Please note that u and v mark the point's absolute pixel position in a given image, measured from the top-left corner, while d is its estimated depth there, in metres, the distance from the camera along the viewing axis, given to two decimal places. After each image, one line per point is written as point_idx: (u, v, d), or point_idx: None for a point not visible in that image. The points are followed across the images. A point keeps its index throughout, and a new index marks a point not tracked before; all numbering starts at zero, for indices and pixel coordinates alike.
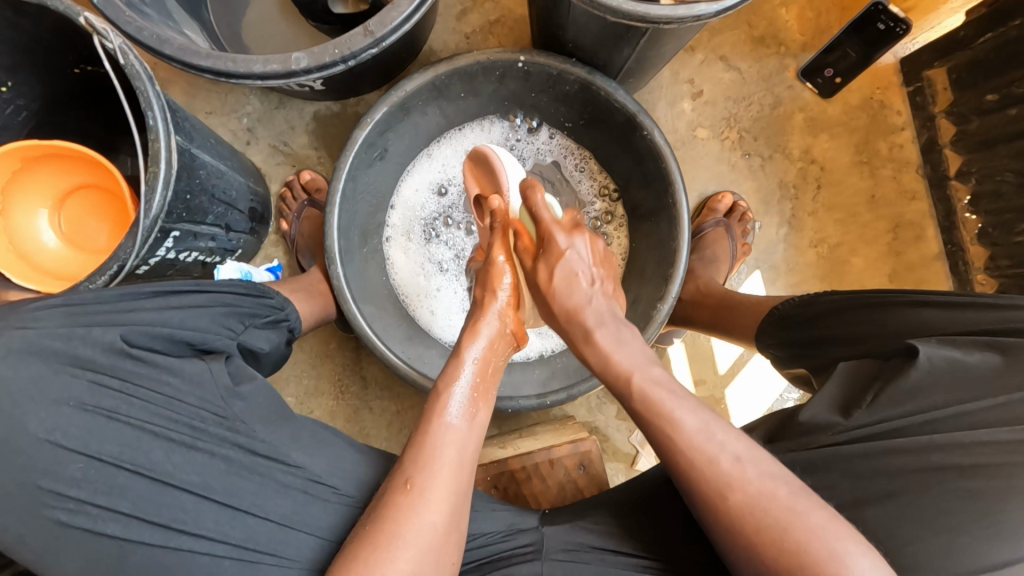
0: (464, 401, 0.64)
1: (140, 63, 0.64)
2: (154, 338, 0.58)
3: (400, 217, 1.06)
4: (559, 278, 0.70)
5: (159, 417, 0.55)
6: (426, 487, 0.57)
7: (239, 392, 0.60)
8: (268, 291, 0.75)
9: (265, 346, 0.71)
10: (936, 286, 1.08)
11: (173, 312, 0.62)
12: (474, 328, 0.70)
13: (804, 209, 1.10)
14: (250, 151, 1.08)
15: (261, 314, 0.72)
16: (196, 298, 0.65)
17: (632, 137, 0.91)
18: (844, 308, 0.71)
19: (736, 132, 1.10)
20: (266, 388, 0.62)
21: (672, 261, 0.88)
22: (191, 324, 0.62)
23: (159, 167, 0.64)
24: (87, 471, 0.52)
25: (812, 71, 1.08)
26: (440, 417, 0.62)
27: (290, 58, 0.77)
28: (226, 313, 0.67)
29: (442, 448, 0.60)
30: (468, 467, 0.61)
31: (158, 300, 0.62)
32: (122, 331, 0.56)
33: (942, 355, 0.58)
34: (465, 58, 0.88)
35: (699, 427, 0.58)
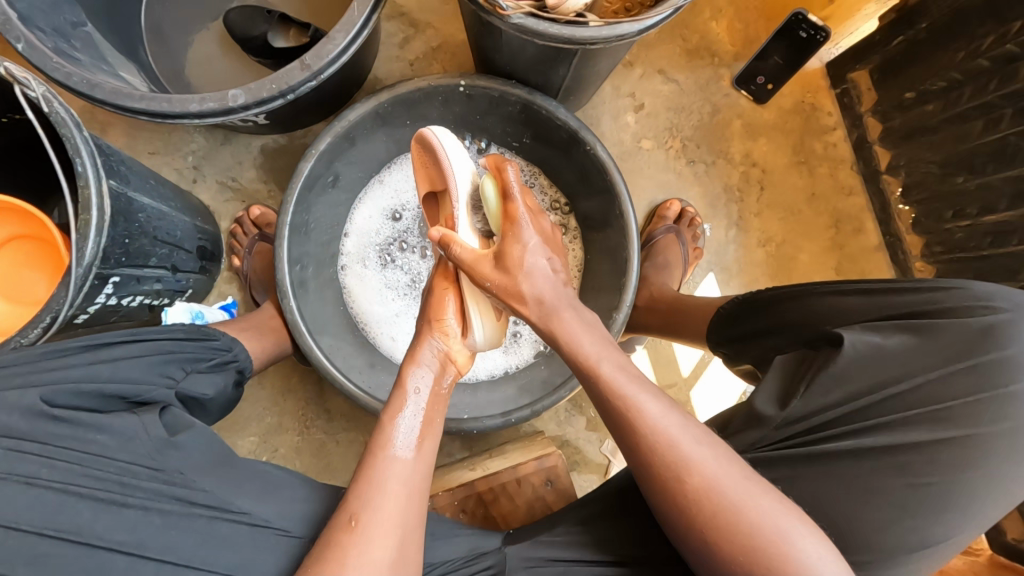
0: (406, 432, 0.65)
1: (66, 110, 0.62)
2: (78, 396, 0.56)
3: (354, 244, 1.05)
4: (523, 279, 0.65)
5: (86, 478, 0.53)
6: (369, 520, 0.56)
7: (175, 442, 0.57)
8: (212, 333, 0.74)
9: (210, 390, 0.69)
10: (879, 276, 1.13)
11: (104, 365, 0.60)
12: (415, 359, 0.72)
13: (750, 210, 1.13)
14: (198, 189, 1.06)
15: (205, 358, 0.71)
16: (131, 348, 0.64)
17: (577, 152, 0.93)
18: (775, 298, 0.73)
19: (680, 142, 1.13)
20: (205, 434, 0.60)
21: (625, 269, 0.89)
22: (123, 377, 0.61)
23: (90, 214, 0.63)
24: (5, 542, 0.49)
25: (745, 79, 1.12)
26: (385, 451, 0.63)
27: (226, 96, 0.77)
28: (164, 360, 0.65)
29: (388, 480, 0.60)
30: (421, 495, 0.61)
31: (86, 354, 0.61)
32: (42, 392, 0.55)
33: (866, 341, 0.61)
34: (407, 86, 0.89)
35: (683, 453, 0.56)
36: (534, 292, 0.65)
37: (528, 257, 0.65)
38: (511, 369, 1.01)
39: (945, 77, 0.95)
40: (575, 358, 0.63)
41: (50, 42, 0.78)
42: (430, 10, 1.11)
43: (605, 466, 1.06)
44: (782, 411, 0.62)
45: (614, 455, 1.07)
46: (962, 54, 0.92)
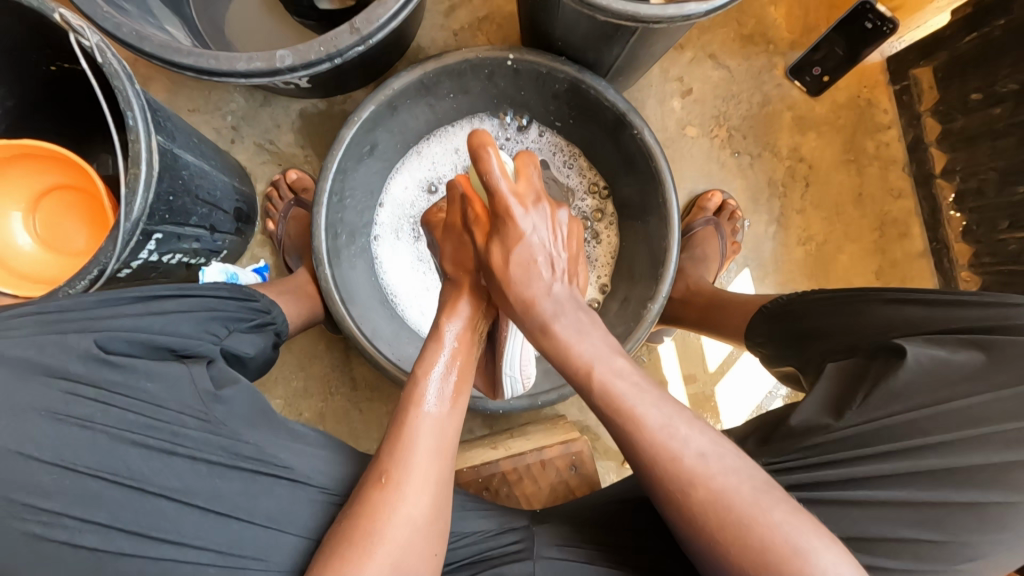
0: (440, 390, 0.65)
1: (119, 61, 0.62)
2: (130, 344, 0.57)
3: (389, 215, 1.04)
4: (517, 264, 0.63)
5: (139, 425, 0.54)
6: (401, 482, 0.57)
7: (222, 396, 0.59)
8: (254, 294, 0.74)
9: (250, 350, 0.70)
10: (921, 283, 1.09)
11: (153, 318, 0.61)
12: (453, 309, 0.69)
13: (793, 207, 1.10)
14: (235, 149, 1.06)
15: (245, 318, 0.71)
16: (180, 302, 0.64)
17: (622, 137, 0.91)
18: (829, 304, 0.72)
19: (726, 131, 1.10)
20: (251, 391, 0.61)
21: (663, 259, 0.88)
22: (172, 331, 0.61)
23: (140, 168, 0.62)
24: (62, 482, 0.50)
25: (800, 69, 1.08)
26: (416, 407, 0.63)
27: (274, 56, 0.76)
28: (209, 318, 0.66)
29: (419, 439, 0.61)
30: (448, 454, 0.62)
31: (139, 304, 0.61)
32: (97, 337, 0.55)
33: (929, 354, 0.59)
34: (454, 57, 0.87)
35: (698, 459, 0.56)
36: (529, 293, 0.64)
37: (529, 232, 0.63)
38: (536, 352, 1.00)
39: (1019, 79, 0.90)
40: (572, 362, 0.63)
41: None
42: None
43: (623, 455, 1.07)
44: (836, 418, 0.60)
45: None
46: None
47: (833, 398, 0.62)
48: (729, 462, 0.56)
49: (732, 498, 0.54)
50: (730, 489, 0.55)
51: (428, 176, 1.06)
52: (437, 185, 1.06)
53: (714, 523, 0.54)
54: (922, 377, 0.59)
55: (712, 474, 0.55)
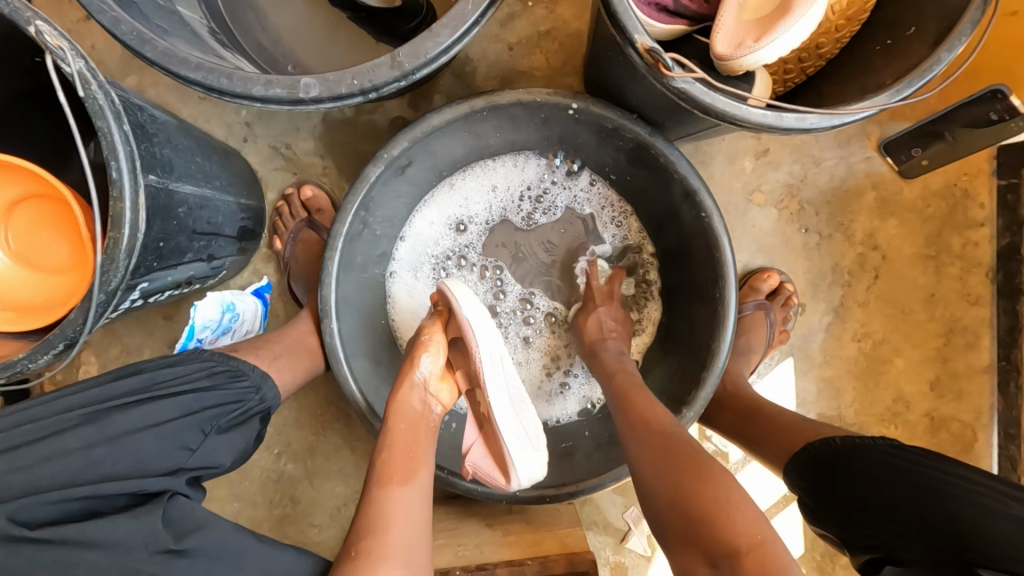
0: (404, 458, 0.66)
1: (106, 95, 0.50)
2: (67, 500, 0.49)
3: (408, 251, 0.93)
4: (593, 324, 0.85)
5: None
6: (372, 547, 0.57)
7: (182, 549, 0.49)
8: (227, 378, 0.64)
9: (227, 460, 0.61)
10: (978, 401, 1.00)
11: (104, 450, 0.53)
12: (408, 377, 0.74)
13: (856, 298, 0.99)
14: (247, 149, 0.94)
15: (227, 411, 0.62)
16: (144, 411, 0.57)
17: (685, 212, 0.79)
18: (900, 478, 0.65)
19: (797, 203, 0.97)
20: (216, 535, 0.51)
21: (706, 361, 0.77)
22: (127, 466, 0.53)
23: (121, 232, 0.51)
24: None
25: (896, 145, 0.94)
26: (382, 483, 0.63)
27: (298, 84, 0.63)
28: (173, 429, 0.57)
29: (391, 509, 0.61)
30: (422, 521, 0.62)
31: (87, 431, 0.54)
32: (20, 506, 0.48)
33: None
34: (508, 96, 0.74)
35: (719, 476, 0.58)
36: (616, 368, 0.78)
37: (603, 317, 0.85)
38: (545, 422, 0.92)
39: None
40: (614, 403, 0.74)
41: None
42: None
43: (623, 533, 1.02)
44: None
45: (636, 525, 1.02)
46: None
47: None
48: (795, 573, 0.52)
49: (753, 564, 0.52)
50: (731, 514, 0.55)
51: (459, 212, 0.93)
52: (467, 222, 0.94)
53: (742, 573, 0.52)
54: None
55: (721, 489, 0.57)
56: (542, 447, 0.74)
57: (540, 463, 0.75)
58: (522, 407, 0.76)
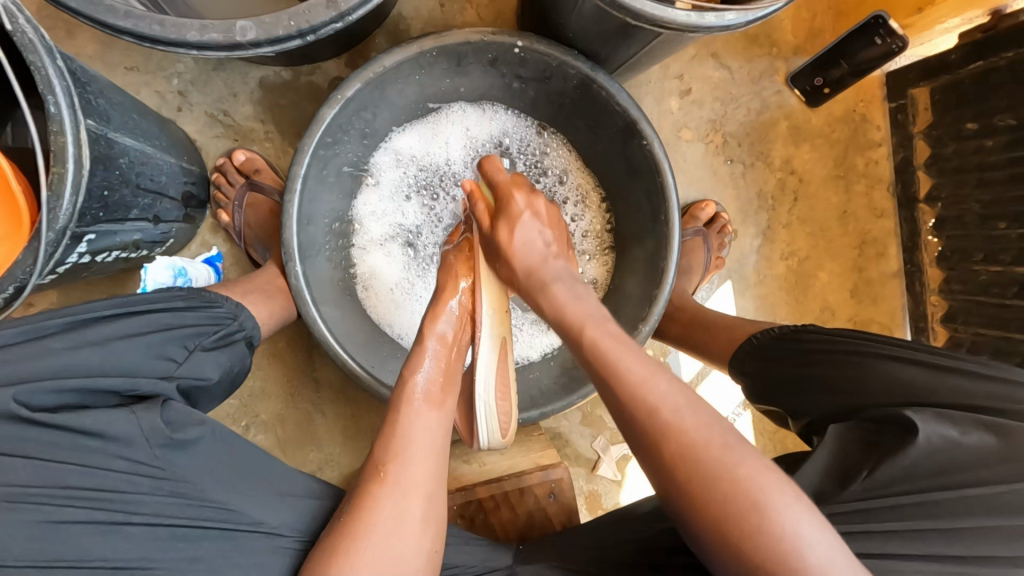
0: (430, 384, 0.66)
1: (35, 29, 0.50)
2: (59, 394, 0.51)
3: (370, 195, 0.95)
4: (519, 240, 0.68)
5: (81, 474, 0.49)
6: (399, 475, 0.59)
7: (177, 441, 0.53)
8: (211, 301, 0.66)
9: (214, 373, 0.62)
10: (891, 304, 1.11)
11: (90, 352, 0.54)
12: (434, 312, 0.70)
13: (780, 220, 1.08)
14: (183, 118, 0.93)
15: (208, 331, 0.64)
16: (125, 322, 0.58)
17: (628, 145, 0.85)
18: (825, 349, 0.68)
19: (721, 136, 1.06)
20: (211, 432, 0.56)
21: (658, 279, 0.84)
22: (115, 365, 0.55)
23: (65, 169, 0.51)
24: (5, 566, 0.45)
25: (802, 77, 1.04)
26: (408, 404, 0.64)
27: (233, 27, 0.64)
28: (162, 339, 0.59)
29: (410, 437, 0.62)
30: (441, 451, 0.63)
31: (70, 335, 0.54)
32: (18, 393, 0.48)
33: (941, 433, 0.55)
34: (455, 36, 0.77)
35: (721, 444, 0.51)
36: (528, 258, 0.68)
37: (525, 219, 0.68)
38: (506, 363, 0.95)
39: None
40: (564, 323, 0.62)
41: None
42: None
43: (594, 462, 1.07)
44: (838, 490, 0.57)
45: (605, 452, 1.07)
46: None
47: (827, 474, 0.59)
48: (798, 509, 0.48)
49: (756, 485, 0.48)
50: (752, 477, 0.49)
51: (408, 168, 0.96)
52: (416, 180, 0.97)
53: (747, 509, 0.48)
54: (929, 456, 0.55)
55: (736, 455, 0.50)
56: (509, 432, 0.76)
57: (503, 442, 0.78)
58: (504, 404, 0.74)
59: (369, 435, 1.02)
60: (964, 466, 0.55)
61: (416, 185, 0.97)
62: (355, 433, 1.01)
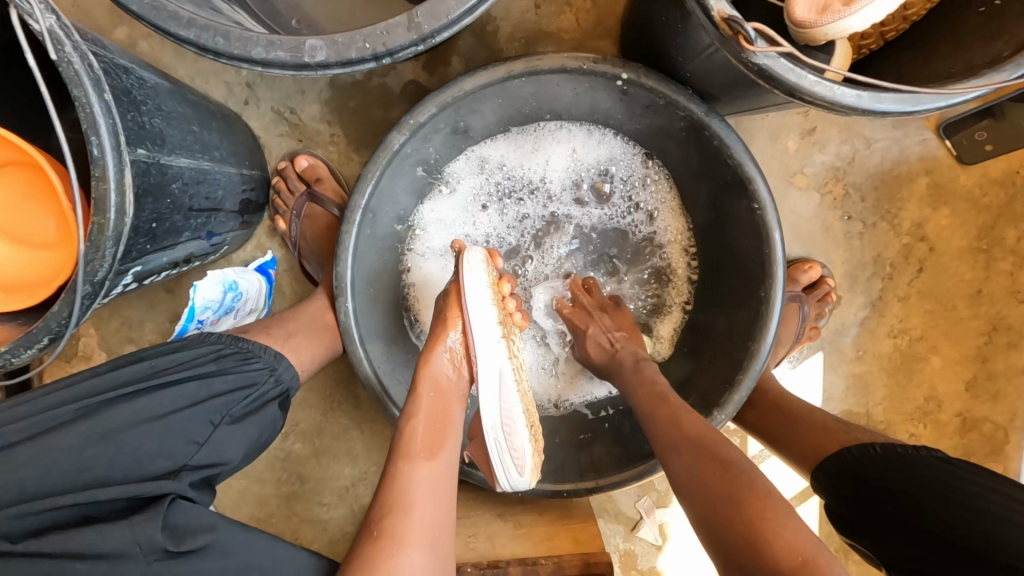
0: (429, 434, 0.61)
1: (82, 57, 0.44)
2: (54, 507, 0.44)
3: (439, 211, 0.85)
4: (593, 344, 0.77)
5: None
6: (397, 529, 0.54)
7: (175, 559, 0.46)
8: (247, 358, 0.58)
9: (240, 452, 0.54)
10: (1014, 404, 0.95)
11: (97, 448, 0.47)
12: (433, 347, 0.66)
13: (896, 292, 0.93)
14: (248, 113, 0.87)
15: (238, 398, 0.55)
16: (143, 402, 0.50)
17: (735, 202, 0.73)
18: (948, 495, 0.58)
19: (842, 188, 0.90)
20: (213, 543, 0.47)
21: (745, 362, 0.73)
22: (122, 466, 0.47)
23: (107, 217, 0.46)
24: None
25: (959, 127, 0.86)
26: (406, 457, 0.59)
27: (302, 46, 0.56)
28: (185, 417, 0.51)
29: (413, 489, 0.57)
30: (446, 497, 0.59)
31: (81, 424, 0.48)
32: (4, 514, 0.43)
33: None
34: (551, 61, 0.66)
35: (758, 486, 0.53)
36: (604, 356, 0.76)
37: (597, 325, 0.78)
38: (550, 405, 0.88)
39: None
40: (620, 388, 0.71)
41: None
42: None
43: (634, 523, 1.00)
44: None
45: (649, 515, 1.00)
46: None
47: None
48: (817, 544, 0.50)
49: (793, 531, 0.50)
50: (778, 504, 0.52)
51: (489, 180, 0.86)
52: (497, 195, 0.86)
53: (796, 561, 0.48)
54: None
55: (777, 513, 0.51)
56: (526, 471, 0.69)
57: (527, 482, 0.70)
58: (512, 436, 0.67)
59: None
60: None
61: (492, 203, 0.86)
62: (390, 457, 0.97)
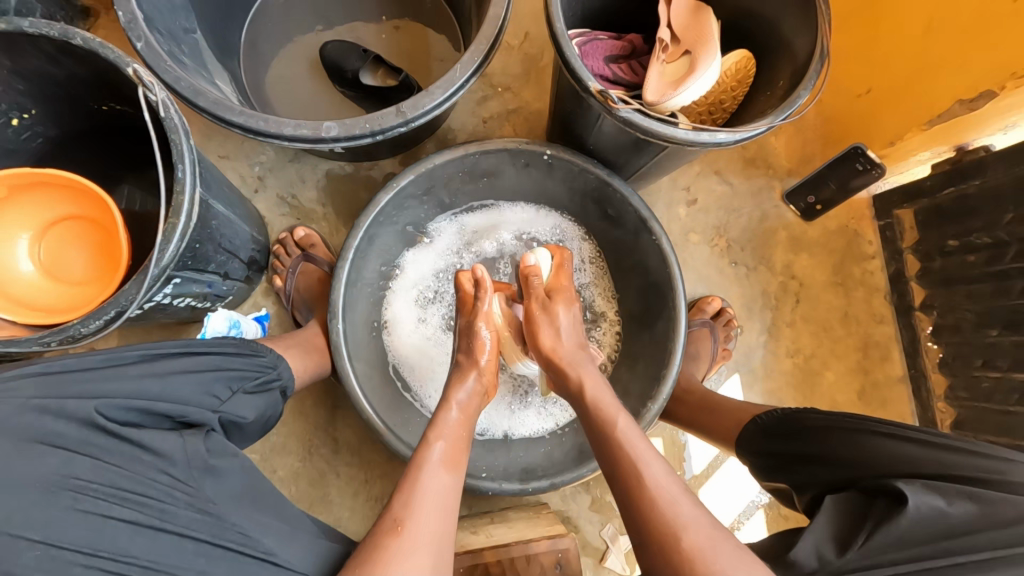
0: (446, 451, 0.70)
1: (179, 117, 0.65)
2: (127, 411, 0.59)
3: (415, 261, 1.06)
4: (552, 335, 0.81)
5: (132, 481, 0.55)
6: (415, 526, 0.60)
7: (214, 467, 0.60)
8: (259, 351, 0.79)
9: (250, 413, 0.73)
10: (900, 408, 1.14)
11: (154, 381, 0.64)
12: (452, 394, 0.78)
13: (784, 319, 1.16)
14: (257, 198, 1.09)
15: (250, 376, 0.75)
16: (184, 360, 0.68)
17: (640, 239, 0.97)
18: (825, 427, 0.68)
19: (725, 241, 1.17)
20: (242, 465, 0.63)
21: (666, 358, 0.91)
22: (173, 395, 0.64)
23: (178, 220, 0.63)
24: (42, 559, 0.49)
25: (796, 194, 1.17)
26: (424, 467, 0.67)
27: (320, 126, 0.80)
28: (214, 376, 0.70)
29: (430, 496, 0.64)
30: (452, 513, 0.64)
31: (145, 365, 0.65)
32: (97, 406, 0.56)
33: (928, 503, 0.55)
34: (496, 143, 0.93)
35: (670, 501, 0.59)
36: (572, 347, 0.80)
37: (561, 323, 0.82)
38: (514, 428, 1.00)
39: (991, 234, 0.96)
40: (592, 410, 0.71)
41: (164, 44, 0.83)
42: (512, 75, 1.17)
43: (602, 552, 1.05)
44: (838, 557, 0.56)
45: (614, 542, 1.05)
46: (1008, 217, 0.93)
47: (831, 538, 0.58)
48: (729, 548, 0.56)
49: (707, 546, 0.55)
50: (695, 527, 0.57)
51: (455, 248, 1.09)
52: (469, 251, 1.09)
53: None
54: (923, 524, 0.55)
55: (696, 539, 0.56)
56: None
57: None
58: None
59: (379, 502, 1.03)
60: (957, 537, 0.54)
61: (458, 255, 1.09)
62: (366, 498, 1.02)
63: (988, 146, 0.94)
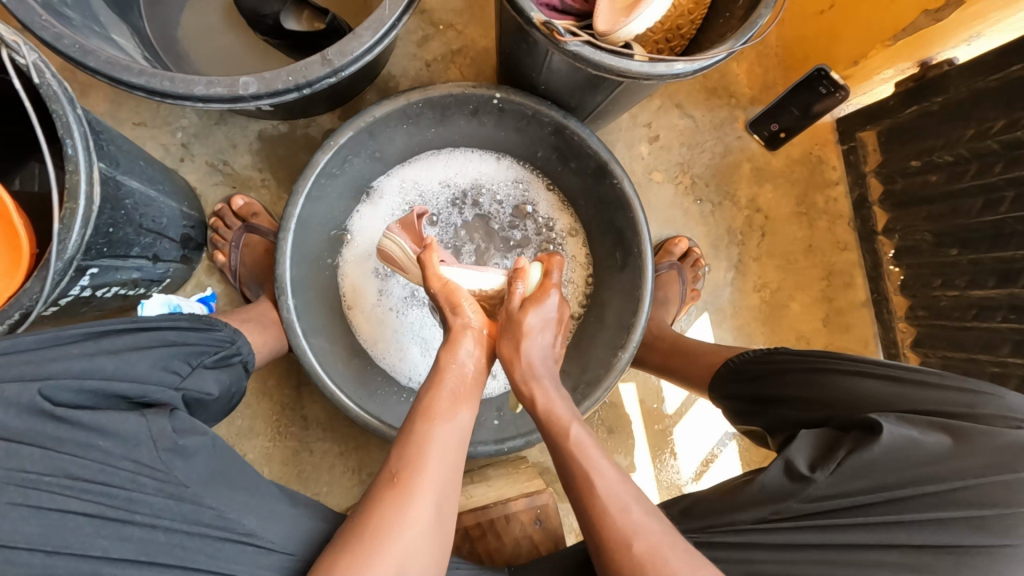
0: (452, 398, 0.66)
1: (59, 82, 0.56)
2: (79, 393, 0.53)
3: (364, 224, 0.99)
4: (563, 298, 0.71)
5: (91, 468, 0.51)
6: (412, 480, 0.59)
7: (182, 448, 0.54)
8: (214, 324, 0.71)
9: (216, 389, 0.66)
10: (863, 331, 1.16)
11: (107, 359, 0.57)
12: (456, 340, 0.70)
13: (750, 254, 1.15)
14: (184, 168, 0.99)
15: (211, 350, 0.68)
16: (134, 336, 0.61)
17: (602, 183, 0.91)
18: (798, 370, 0.71)
19: (689, 178, 1.14)
20: (211, 444, 0.57)
21: (635, 306, 0.88)
22: (130, 373, 0.58)
23: (76, 204, 0.57)
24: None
25: (759, 123, 1.13)
26: (430, 420, 0.64)
27: (237, 82, 0.71)
28: (171, 352, 0.63)
29: (434, 448, 0.62)
30: (456, 466, 0.63)
31: (90, 343, 0.57)
32: (41, 388, 0.51)
33: (902, 433, 0.59)
34: (438, 89, 0.85)
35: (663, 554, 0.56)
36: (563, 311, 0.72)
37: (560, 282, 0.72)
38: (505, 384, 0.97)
39: (952, 151, 0.95)
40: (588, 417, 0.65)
41: None
42: (453, 9, 1.07)
43: None
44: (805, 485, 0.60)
45: None
46: (969, 133, 0.92)
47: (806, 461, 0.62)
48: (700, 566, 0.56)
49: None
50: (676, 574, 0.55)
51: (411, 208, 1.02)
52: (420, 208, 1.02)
53: None
54: (894, 454, 0.58)
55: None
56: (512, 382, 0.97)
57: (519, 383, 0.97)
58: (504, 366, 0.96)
59: (357, 472, 1.02)
60: (926, 463, 0.58)
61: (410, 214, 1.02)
62: (343, 471, 1.01)
63: (951, 60, 0.92)
